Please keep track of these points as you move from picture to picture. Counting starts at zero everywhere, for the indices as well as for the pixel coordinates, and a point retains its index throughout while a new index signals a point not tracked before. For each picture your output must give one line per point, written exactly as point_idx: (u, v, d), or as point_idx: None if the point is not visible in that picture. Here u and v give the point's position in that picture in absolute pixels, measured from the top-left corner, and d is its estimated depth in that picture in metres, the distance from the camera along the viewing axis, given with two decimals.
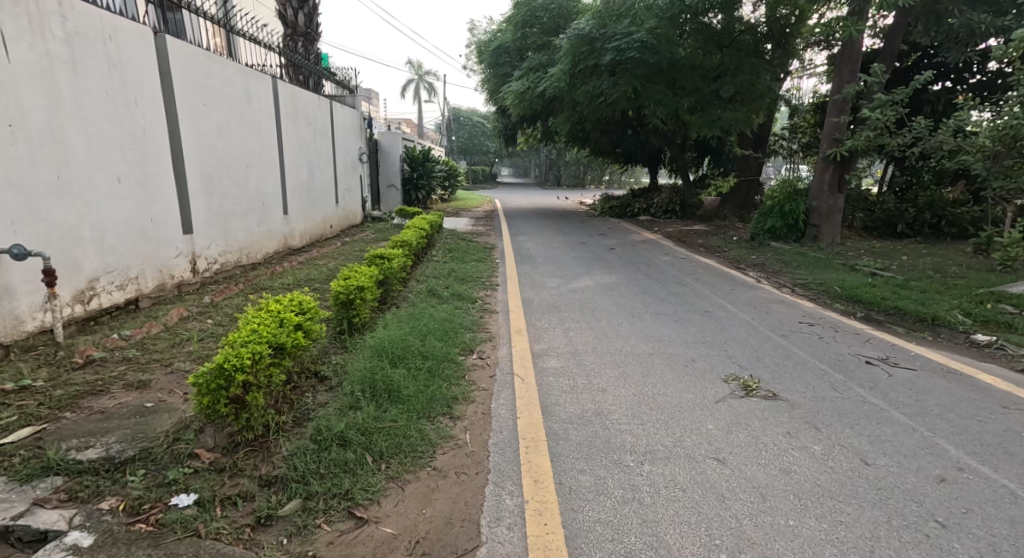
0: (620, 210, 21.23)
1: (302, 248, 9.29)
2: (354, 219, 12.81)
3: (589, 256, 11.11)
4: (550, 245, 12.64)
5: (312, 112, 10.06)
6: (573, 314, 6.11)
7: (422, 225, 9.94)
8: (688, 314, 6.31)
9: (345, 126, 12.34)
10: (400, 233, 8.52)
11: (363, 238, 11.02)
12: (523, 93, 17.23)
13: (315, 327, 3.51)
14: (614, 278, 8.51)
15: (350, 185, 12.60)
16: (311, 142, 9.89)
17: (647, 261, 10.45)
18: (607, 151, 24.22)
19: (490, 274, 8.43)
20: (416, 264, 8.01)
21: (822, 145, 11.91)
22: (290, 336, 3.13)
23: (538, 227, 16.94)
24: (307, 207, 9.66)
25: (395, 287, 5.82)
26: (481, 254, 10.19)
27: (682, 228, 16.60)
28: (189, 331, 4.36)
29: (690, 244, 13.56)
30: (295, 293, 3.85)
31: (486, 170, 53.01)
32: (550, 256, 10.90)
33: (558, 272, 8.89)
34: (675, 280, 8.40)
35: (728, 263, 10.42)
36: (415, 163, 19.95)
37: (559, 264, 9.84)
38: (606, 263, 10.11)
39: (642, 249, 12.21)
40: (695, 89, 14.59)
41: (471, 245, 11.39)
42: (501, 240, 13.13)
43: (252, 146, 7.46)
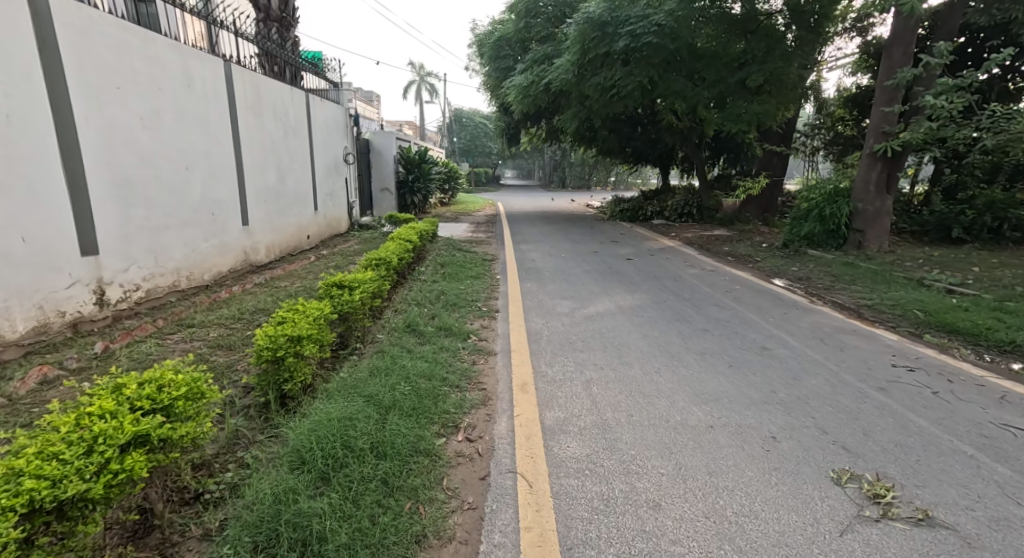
0: (631, 214, 19.80)
1: (268, 265, 7.93)
2: (336, 227, 11.47)
3: (603, 267, 9.74)
4: (560, 254, 11.30)
5: (281, 105, 8.69)
6: (596, 356, 4.75)
7: (410, 236, 8.60)
8: (741, 353, 4.94)
9: (326, 122, 11.00)
10: (381, 249, 7.18)
11: (345, 250, 9.67)
12: (526, 87, 15.87)
13: (189, 430, 2.39)
14: (638, 298, 7.15)
15: (332, 190, 11.26)
16: (280, 141, 8.59)
17: (671, 275, 9.08)
18: (616, 150, 22.86)
19: (489, 295, 7.05)
20: (400, 287, 6.66)
21: (868, 139, 10.49)
22: (102, 467, 2.04)
23: (545, 232, 15.58)
24: (275, 216, 8.32)
25: (359, 323, 4.47)
26: (479, 269, 8.84)
27: (702, 234, 15.23)
28: (31, 416, 3.02)
29: (714, 252, 12.17)
30: (165, 365, 2.68)
31: (488, 173, 51.70)
32: (559, 269, 9.55)
33: (571, 291, 7.53)
34: (710, 301, 7.03)
35: (764, 277, 9.06)
36: (411, 165, 18.62)
37: (570, 279, 8.48)
38: (623, 277, 8.74)
39: (661, 259, 10.85)
40: (717, 79, 13.17)
41: (468, 256, 10.02)
42: (502, 249, 11.78)
43: (198, 144, 6.14)
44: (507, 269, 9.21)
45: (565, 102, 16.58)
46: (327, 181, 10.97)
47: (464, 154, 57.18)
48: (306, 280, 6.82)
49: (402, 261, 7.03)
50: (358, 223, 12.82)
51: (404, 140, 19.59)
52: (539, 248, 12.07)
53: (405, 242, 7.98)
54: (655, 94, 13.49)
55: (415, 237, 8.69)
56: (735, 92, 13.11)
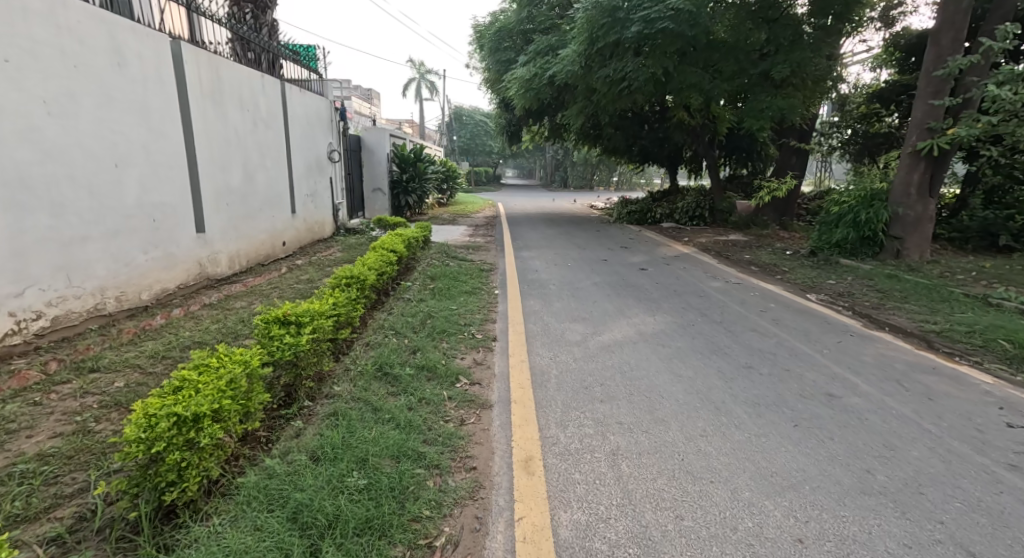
0: (639, 217, 18.74)
1: (230, 278, 6.91)
2: (317, 232, 10.41)
3: (614, 279, 8.67)
4: (566, 263, 10.25)
5: (250, 94, 7.63)
6: (619, 409, 3.70)
7: (395, 242, 7.60)
8: (803, 402, 3.88)
9: (307, 116, 9.97)
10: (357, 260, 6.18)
11: (324, 259, 8.62)
12: (529, 81, 14.83)
13: None
14: (661, 320, 6.09)
15: (313, 190, 10.20)
16: (248, 136, 7.57)
17: (693, 289, 8.03)
18: (622, 149, 21.83)
19: (484, 317, 5.98)
20: (378, 310, 5.63)
21: (910, 135, 9.41)
22: None
23: (548, 236, 14.51)
24: (240, 221, 7.31)
25: (308, 368, 3.44)
26: (474, 281, 7.78)
27: (717, 240, 14.20)
28: None
29: (734, 260, 11.13)
30: None
31: (488, 172, 50.63)
32: (565, 281, 8.49)
33: (581, 311, 6.48)
34: (745, 325, 5.98)
35: (797, 292, 8.01)
36: (405, 163, 17.55)
37: (578, 295, 7.42)
38: (639, 292, 7.68)
39: (678, 268, 9.82)
40: (737, 70, 12.12)
41: (461, 266, 8.96)
42: (502, 256, 10.74)
43: (133, 137, 5.12)
44: (506, 281, 8.16)
45: (570, 96, 15.56)
46: (307, 181, 9.94)
47: (464, 154, 56.09)
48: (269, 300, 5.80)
49: (383, 276, 6.01)
50: (345, 226, 11.76)
51: (399, 137, 18.56)
52: (542, 256, 11.02)
53: (388, 251, 6.98)
54: (669, 88, 12.45)
55: (403, 245, 7.69)
56: (757, 84, 12.06)
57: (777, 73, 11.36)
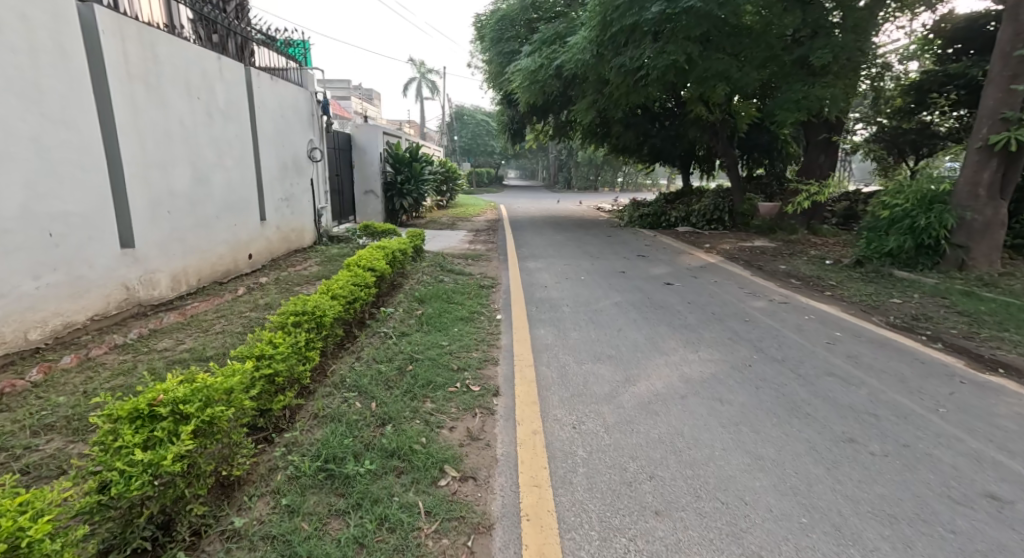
0: (652, 220, 17.42)
1: (174, 303, 5.67)
2: (293, 241, 9.16)
3: (638, 297, 7.39)
4: (579, 276, 8.96)
5: (202, 78, 6.35)
6: (690, 543, 2.43)
7: (377, 256, 6.33)
8: (960, 516, 2.60)
9: (280, 108, 8.70)
10: (323, 282, 4.92)
11: (298, 275, 7.37)
12: (534, 73, 13.58)
13: None
14: (708, 361, 4.81)
15: (287, 193, 8.93)
16: (201, 128, 6.31)
17: (734, 311, 6.74)
18: (632, 147, 20.60)
19: (483, 356, 4.70)
20: (347, 351, 4.36)
21: (979, 128, 8.24)
22: None
23: (555, 243, 13.25)
24: (187, 232, 6.07)
25: (201, 482, 2.26)
26: (471, 303, 6.50)
27: (742, 247, 12.90)
28: None
29: (768, 271, 9.84)
30: None
31: (490, 173, 49.40)
32: (580, 299, 7.22)
33: (606, 345, 5.20)
34: (817, 365, 4.69)
35: (860, 313, 6.73)
36: (401, 164, 16.30)
37: (600, 319, 6.14)
38: (672, 316, 6.38)
39: (709, 283, 8.55)
40: (768, 56, 10.85)
41: (456, 282, 7.71)
42: (506, 268, 9.48)
43: (16, 126, 3.89)
44: (512, 302, 6.89)
45: (578, 90, 14.32)
46: (280, 183, 8.69)
47: (465, 154, 54.80)
48: (210, 335, 4.54)
49: (355, 304, 4.74)
50: (328, 233, 10.50)
51: (394, 136, 17.29)
52: (551, 267, 9.74)
53: (366, 268, 5.72)
54: (692, 77, 11.20)
55: (388, 258, 6.44)
56: (792, 72, 10.79)
57: (815, 59, 10.09)
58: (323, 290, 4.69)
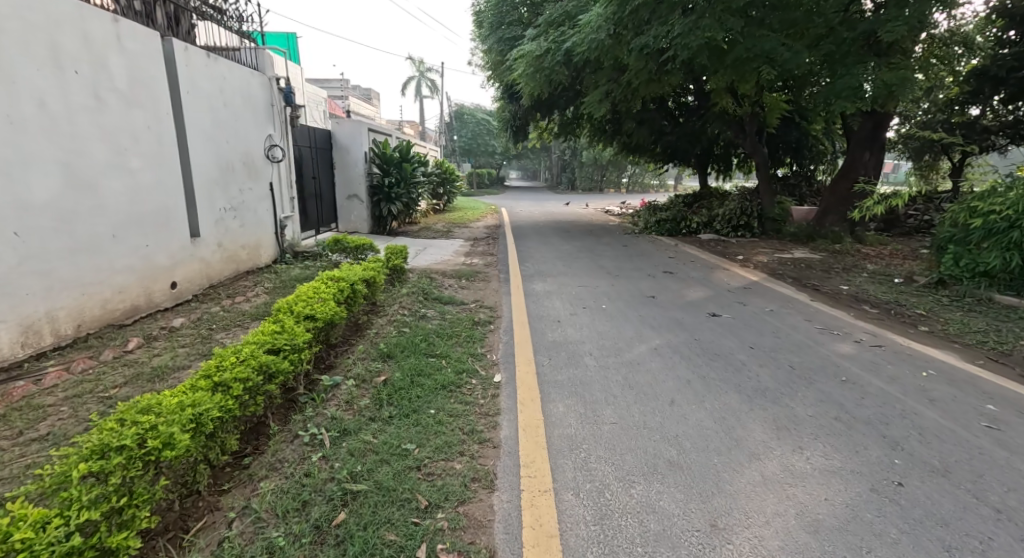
0: (671, 226, 15.68)
1: (26, 366, 4.02)
2: (242, 261, 7.41)
3: (683, 339, 5.62)
4: (600, 303, 7.19)
5: (88, 45, 4.61)
6: None
7: (323, 291, 4.54)
8: None
9: (224, 96, 6.96)
10: (214, 354, 3.17)
11: (236, 311, 5.64)
12: (539, 59, 12.02)
13: None
14: (831, 474, 3.04)
15: (232, 201, 7.16)
16: (85, 114, 4.57)
17: (819, 360, 4.97)
18: (645, 144, 18.85)
19: (469, 473, 2.96)
20: (235, 481, 2.71)
21: None
22: None
23: (564, 255, 11.50)
24: (58, 262, 4.33)
25: None
26: (457, 358, 4.72)
27: (783, 261, 11.11)
28: None
29: (829, 293, 8.06)
30: None
31: (491, 173, 47.64)
32: (607, 341, 5.47)
33: (661, 436, 3.45)
34: (1011, 482, 2.93)
35: (992, 362, 4.96)
36: (389, 164, 14.50)
37: (641, 384, 4.37)
38: (738, 374, 4.62)
39: (765, 314, 6.76)
40: (822, 34, 9.10)
41: (442, 320, 5.94)
42: (510, 292, 7.72)
43: None
44: (516, 350, 5.13)
45: (590, 80, 12.60)
46: (223, 189, 6.94)
47: (465, 154, 52.90)
48: (16, 451, 2.80)
49: (258, 397, 3.00)
50: (294, 249, 8.75)
51: (383, 133, 15.52)
52: (564, 289, 8.00)
53: (297, 315, 3.94)
54: (728, 60, 9.46)
55: (345, 293, 4.65)
56: (851, 51, 9.04)
57: (884, 35, 8.31)
58: (203, 374, 2.95)
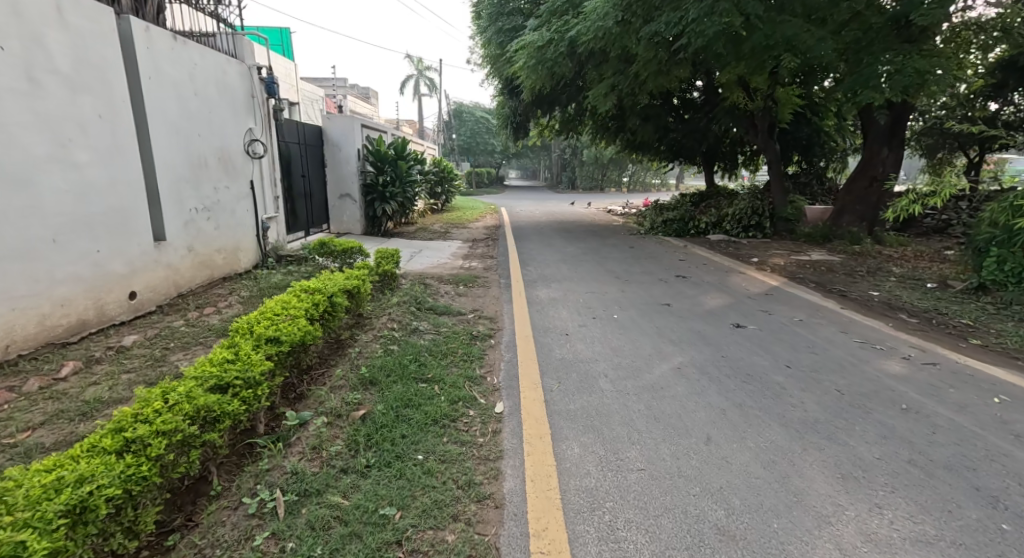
0: (679, 227, 15.02)
1: None
2: (216, 266, 6.73)
3: (710, 356, 4.95)
4: (611, 313, 6.53)
5: (17, 18, 4.03)
6: None
7: (294, 305, 3.88)
8: None
9: (194, 85, 6.31)
10: (137, 398, 2.56)
11: (202, 324, 4.97)
12: (541, 50, 11.41)
13: None
14: (928, 547, 2.39)
15: (205, 201, 6.50)
16: (12, 98, 3.99)
17: (870, 382, 4.30)
18: (650, 141, 18.22)
19: (463, 549, 2.34)
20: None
21: None
22: None
23: (568, 257, 10.86)
24: None
25: None
26: (452, 383, 4.05)
27: (802, 264, 10.45)
28: None
29: (859, 300, 7.40)
30: None
31: (490, 173, 47.03)
32: (622, 359, 4.81)
33: (701, 490, 2.80)
34: None
35: None
36: (384, 162, 13.77)
37: (669, 415, 3.70)
38: (781, 401, 3.95)
39: (795, 325, 6.09)
40: (848, 19, 8.49)
41: (436, 335, 5.27)
42: (512, 300, 7.06)
43: None
44: (520, 372, 4.46)
45: (594, 73, 11.97)
46: (194, 187, 6.28)
47: (464, 153, 52.23)
48: None
49: (191, 457, 2.42)
50: (277, 252, 8.09)
51: (378, 130, 14.85)
52: (570, 296, 7.35)
53: (257, 338, 3.28)
54: (746, 48, 8.82)
55: (321, 308, 3.99)
56: (880, 37, 8.45)
57: (917, 19, 7.67)
58: (114, 428, 2.35)
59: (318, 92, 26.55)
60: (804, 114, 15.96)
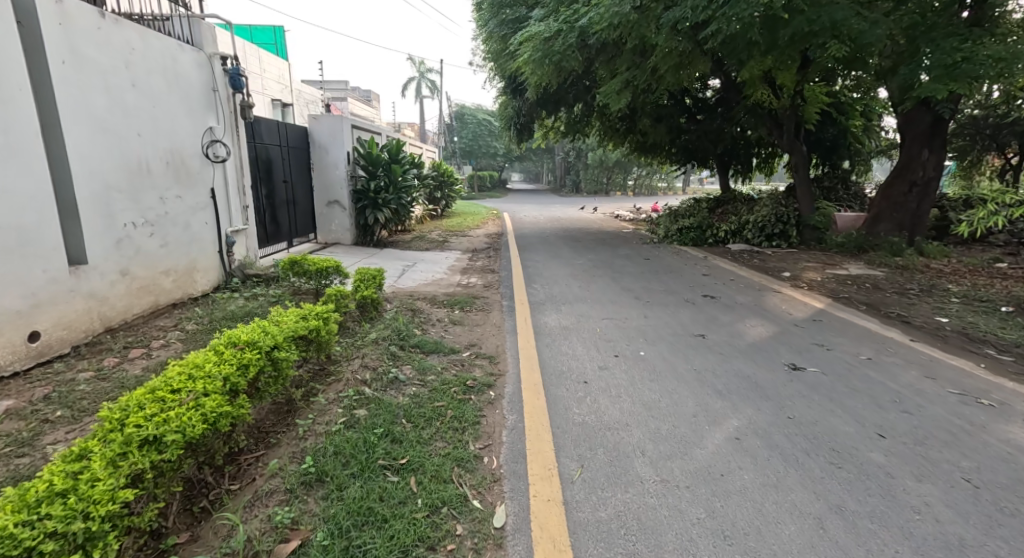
0: (696, 235, 13.86)
1: None
2: (162, 291, 5.64)
3: (775, 419, 3.80)
4: (637, 349, 5.38)
5: None
6: None
7: (214, 368, 2.82)
8: None
9: (135, 75, 5.24)
10: None
11: (118, 376, 3.88)
12: (548, 42, 10.36)
13: None
14: None
15: (148, 214, 5.41)
16: None
17: (1005, 466, 3.17)
18: (662, 143, 17.10)
19: None
20: None
21: None
22: None
23: (578, 272, 9.75)
24: None
25: None
26: (435, 477, 2.94)
27: (843, 280, 9.29)
28: None
29: (928, 328, 6.27)
30: None
31: (492, 177, 45.93)
32: (661, 424, 3.71)
33: None
34: None
35: None
36: (376, 166, 12.67)
37: (742, 533, 2.59)
38: (895, 502, 2.83)
39: (865, 366, 4.95)
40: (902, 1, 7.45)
41: (421, 388, 4.13)
42: (517, 331, 5.94)
43: None
44: (530, 452, 3.33)
45: (607, 67, 10.93)
46: (132, 197, 5.19)
47: (466, 156, 51.16)
48: None
49: None
50: (244, 271, 6.97)
51: (370, 131, 13.77)
52: (585, 325, 6.24)
53: (125, 441, 2.25)
54: (785, 34, 7.76)
55: (256, 370, 2.92)
56: (938, 24, 7.45)
57: None
58: None
59: (312, 92, 25.52)
60: (829, 113, 14.86)
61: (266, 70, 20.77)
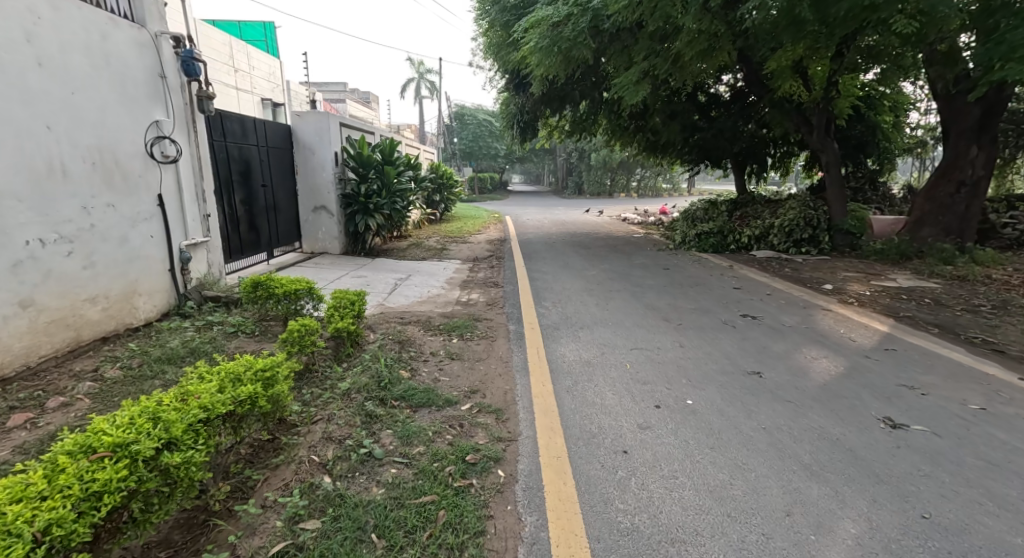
0: (716, 241, 12.74)
1: None
2: (87, 322, 4.50)
3: (904, 522, 2.72)
4: (681, 397, 4.25)
5: None
6: None
7: (22, 516, 1.91)
8: None
9: (44, 55, 4.19)
10: None
11: None
12: (557, 27, 9.26)
13: None
14: None
15: (64, 227, 4.31)
16: None
17: None
18: (676, 142, 15.97)
19: None
20: None
21: None
22: None
23: (593, 285, 8.64)
24: None
25: None
26: None
27: (896, 294, 8.17)
28: None
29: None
30: None
31: (492, 179, 44.84)
32: (743, 533, 2.64)
33: None
34: None
35: None
36: (368, 167, 11.54)
37: None
38: None
39: (984, 421, 3.84)
40: None
41: (403, 472, 3.01)
42: (531, 370, 4.80)
43: None
44: None
45: (622, 56, 9.85)
46: (38, 205, 4.11)
47: (465, 157, 50.05)
48: None
49: None
50: (202, 292, 5.82)
51: (361, 129, 12.63)
52: (611, 359, 5.12)
53: None
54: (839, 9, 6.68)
55: (107, 508, 2.02)
56: None
57: None
58: None
59: (303, 91, 24.39)
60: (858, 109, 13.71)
61: (255, 68, 19.65)
